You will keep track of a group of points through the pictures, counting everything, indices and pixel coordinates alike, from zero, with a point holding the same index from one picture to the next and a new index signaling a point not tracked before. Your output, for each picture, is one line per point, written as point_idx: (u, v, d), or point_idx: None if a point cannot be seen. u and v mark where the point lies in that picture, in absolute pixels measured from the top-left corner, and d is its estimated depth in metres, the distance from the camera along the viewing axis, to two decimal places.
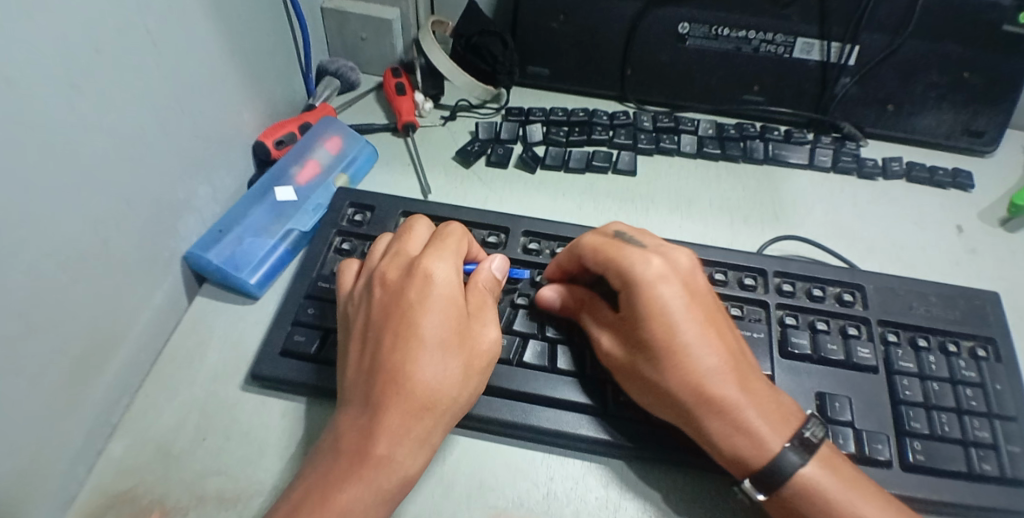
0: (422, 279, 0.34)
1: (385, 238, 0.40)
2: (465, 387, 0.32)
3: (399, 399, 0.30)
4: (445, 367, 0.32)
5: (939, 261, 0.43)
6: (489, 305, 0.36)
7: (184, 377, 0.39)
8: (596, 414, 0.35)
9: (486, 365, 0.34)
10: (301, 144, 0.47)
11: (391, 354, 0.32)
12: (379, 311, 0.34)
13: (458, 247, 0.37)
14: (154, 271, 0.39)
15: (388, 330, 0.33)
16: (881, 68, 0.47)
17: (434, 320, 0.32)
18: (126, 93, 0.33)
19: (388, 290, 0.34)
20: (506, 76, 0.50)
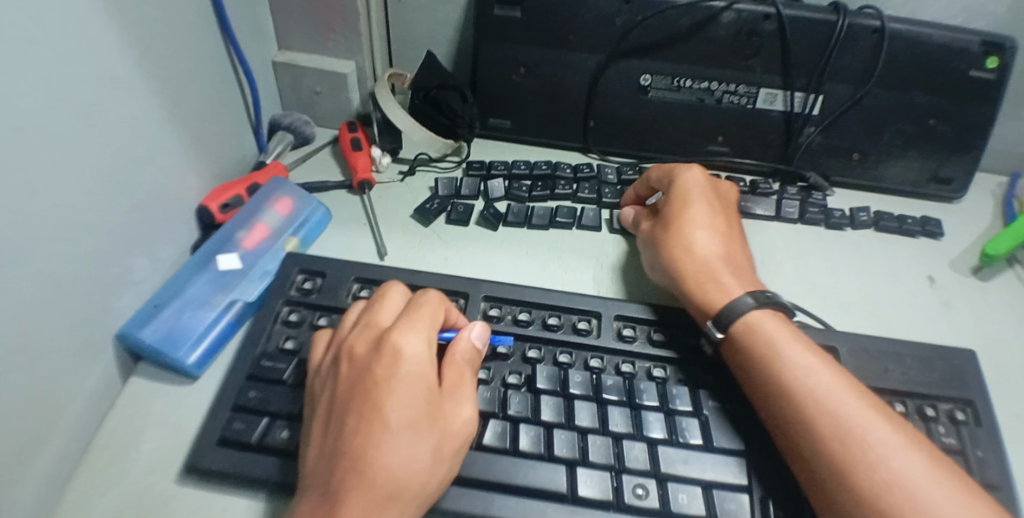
0: (391, 354, 0.32)
1: (357, 305, 0.38)
2: (434, 472, 0.30)
3: (363, 490, 0.28)
4: (413, 452, 0.29)
5: (914, 316, 0.42)
6: (463, 379, 0.33)
7: (114, 472, 0.36)
8: (563, 500, 0.33)
9: (457, 447, 0.31)
10: (248, 207, 0.44)
11: (356, 440, 0.29)
12: (344, 391, 0.31)
13: (433, 318, 0.34)
14: (86, 357, 0.36)
15: (352, 413, 0.30)
16: (845, 118, 0.46)
17: (403, 400, 0.30)
18: (62, 176, 0.31)
19: (354, 367, 0.32)
20: (467, 130, 0.48)
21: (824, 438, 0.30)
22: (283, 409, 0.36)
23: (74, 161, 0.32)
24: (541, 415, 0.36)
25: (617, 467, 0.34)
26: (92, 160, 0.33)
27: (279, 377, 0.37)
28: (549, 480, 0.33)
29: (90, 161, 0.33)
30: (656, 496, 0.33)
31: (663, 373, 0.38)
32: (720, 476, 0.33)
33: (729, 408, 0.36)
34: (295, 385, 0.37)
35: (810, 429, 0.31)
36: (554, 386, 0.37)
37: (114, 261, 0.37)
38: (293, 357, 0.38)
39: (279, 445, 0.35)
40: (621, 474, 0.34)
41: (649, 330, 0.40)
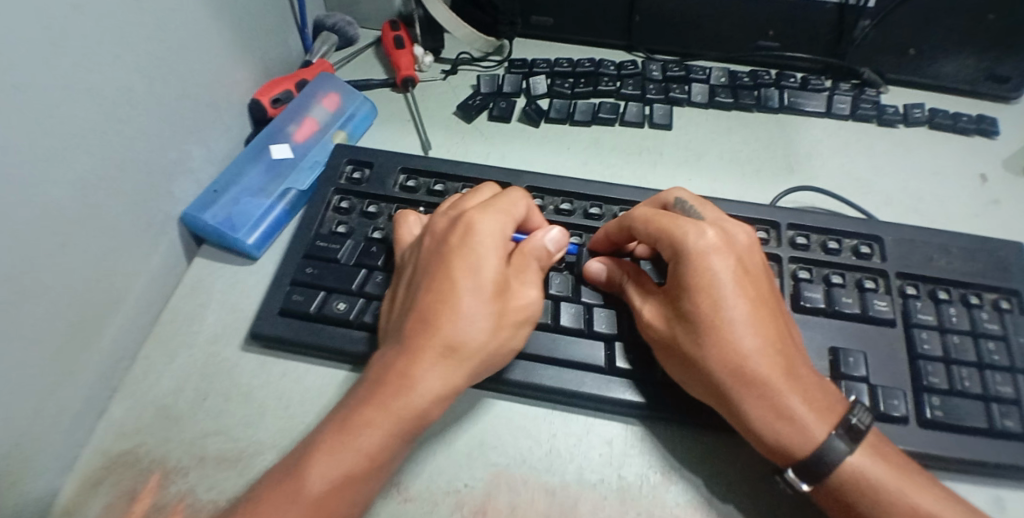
0: (465, 228, 0.32)
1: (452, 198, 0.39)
2: (496, 337, 0.31)
3: (426, 341, 0.30)
4: (476, 315, 0.30)
5: (960, 213, 0.41)
6: (532, 269, 0.34)
7: (184, 339, 0.39)
8: (600, 372, 0.35)
9: (521, 321, 0.32)
10: (297, 102, 0.45)
11: (425, 298, 0.31)
12: (422, 259, 0.33)
13: (514, 205, 0.35)
14: (149, 237, 0.38)
15: (426, 276, 0.32)
16: (906, 10, 0.44)
17: (472, 268, 0.31)
18: (114, 54, 0.32)
19: (434, 239, 0.33)
20: (508, 27, 0.48)
21: (767, 421, 0.29)
22: (338, 284, 0.38)
23: (125, 40, 0.33)
24: (581, 296, 0.37)
25: None
26: (142, 41, 0.34)
27: (334, 257, 0.39)
28: (588, 353, 0.35)
29: (141, 42, 0.34)
30: None
31: None
32: None
33: None
34: (347, 264, 0.39)
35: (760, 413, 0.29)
36: None
37: (169, 149, 0.38)
38: (345, 240, 0.40)
39: (336, 316, 0.37)
40: None
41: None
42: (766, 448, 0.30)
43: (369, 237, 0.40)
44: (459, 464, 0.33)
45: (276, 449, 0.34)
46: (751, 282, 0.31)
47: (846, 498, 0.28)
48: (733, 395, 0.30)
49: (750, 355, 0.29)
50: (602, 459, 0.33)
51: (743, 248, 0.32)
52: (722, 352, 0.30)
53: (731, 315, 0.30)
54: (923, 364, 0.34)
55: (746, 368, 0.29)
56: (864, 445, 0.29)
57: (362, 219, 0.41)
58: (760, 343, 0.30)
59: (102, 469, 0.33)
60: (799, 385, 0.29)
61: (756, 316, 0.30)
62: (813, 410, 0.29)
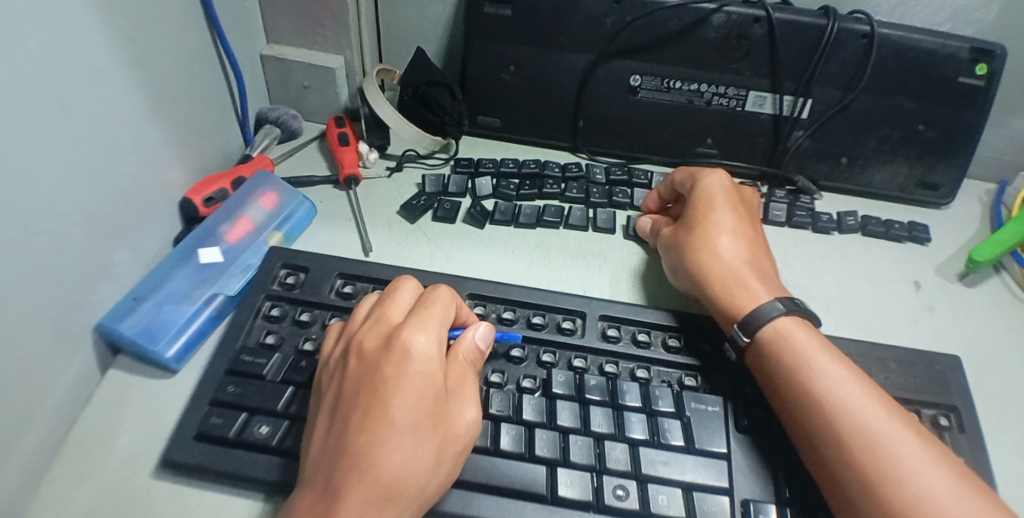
0: (400, 352, 0.30)
1: (368, 300, 0.37)
2: (435, 471, 0.29)
3: (362, 490, 0.26)
4: (416, 449, 0.28)
5: (898, 321, 0.42)
6: (467, 381, 0.32)
7: (88, 467, 0.35)
8: (540, 502, 0.33)
9: (460, 449, 0.30)
10: (232, 201, 0.44)
11: (358, 435, 0.28)
12: (350, 387, 0.30)
13: (443, 315, 0.33)
14: (62, 351, 0.35)
15: (355, 407, 0.29)
16: (833, 122, 0.46)
17: (409, 399, 0.29)
18: (36, 167, 0.30)
19: (363, 362, 0.31)
20: (455, 127, 0.48)
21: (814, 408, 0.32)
22: (261, 405, 0.36)
23: (52, 152, 0.31)
24: (522, 415, 0.35)
25: (598, 468, 0.34)
26: (71, 151, 0.33)
27: (259, 373, 0.37)
28: (528, 480, 0.33)
29: (70, 152, 0.33)
30: (636, 497, 0.32)
31: (647, 374, 0.37)
32: (701, 478, 0.33)
33: (715, 411, 0.35)
34: (274, 381, 0.37)
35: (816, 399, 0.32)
36: (537, 386, 0.37)
37: (91, 255, 0.36)
38: (273, 353, 0.38)
39: (257, 441, 0.34)
40: (603, 474, 0.33)
41: (664, 336, 0.39)
42: (814, 431, 0.31)
43: (299, 349, 0.38)
44: None
45: None
46: (762, 267, 0.39)
47: (818, 393, 0.32)
48: (796, 376, 0.33)
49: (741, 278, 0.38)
50: None
51: (757, 245, 0.40)
52: (721, 271, 0.38)
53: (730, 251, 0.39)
54: None
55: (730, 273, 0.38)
56: (912, 431, 0.30)
57: (294, 328, 0.39)
58: (734, 252, 0.39)
59: None
60: (843, 364, 0.33)
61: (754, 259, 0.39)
62: (855, 381, 0.32)
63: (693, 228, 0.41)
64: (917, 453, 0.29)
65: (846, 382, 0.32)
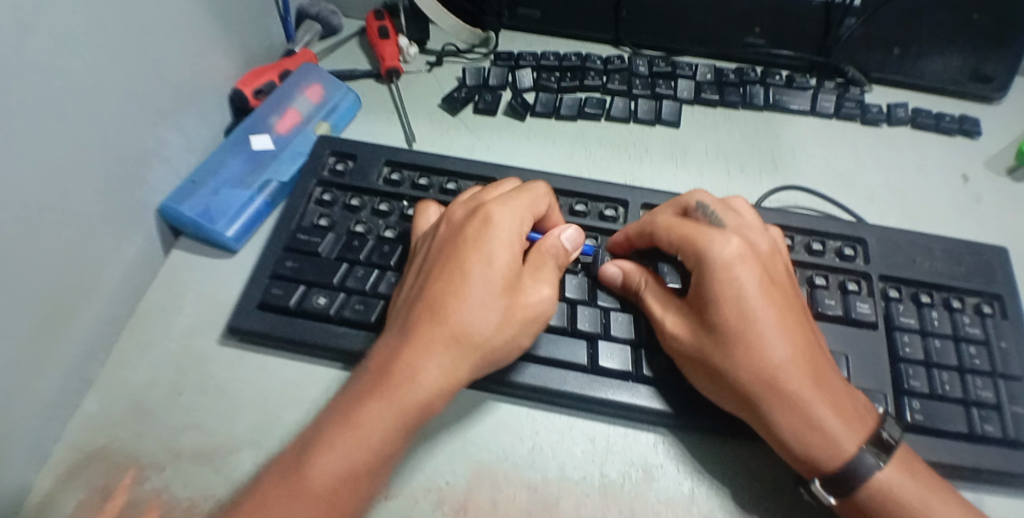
0: (481, 221, 0.32)
1: (467, 191, 0.38)
2: (503, 330, 0.30)
3: (436, 330, 0.29)
4: (486, 305, 0.30)
5: (942, 212, 0.42)
6: (545, 265, 0.33)
7: (160, 333, 0.38)
8: (584, 370, 0.35)
9: (532, 318, 0.31)
10: (280, 92, 0.44)
11: (435, 286, 0.30)
12: (436, 248, 0.33)
13: (532, 201, 0.34)
14: (126, 226, 0.37)
15: (438, 264, 0.31)
16: (890, 8, 0.44)
17: (486, 259, 0.31)
18: (86, 37, 0.31)
19: (449, 228, 0.33)
20: (494, 18, 0.49)
21: (797, 430, 0.29)
22: (319, 278, 0.37)
23: (100, 22, 0.32)
24: (565, 293, 0.37)
25: (637, 343, 0.35)
26: (118, 24, 0.33)
27: (315, 250, 0.38)
28: (570, 351, 0.35)
29: (117, 26, 0.33)
30: (672, 368, 0.34)
31: None
32: None
33: None
34: (329, 257, 0.38)
35: (795, 419, 0.29)
36: (580, 268, 0.38)
37: (146, 137, 0.37)
38: (326, 233, 0.39)
39: (316, 310, 0.36)
40: (640, 349, 0.35)
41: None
42: (790, 456, 0.30)
43: (351, 230, 0.39)
44: (441, 462, 0.33)
45: (253, 444, 0.34)
46: (779, 294, 0.31)
47: (809, 449, 0.29)
48: (776, 406, 0.29)
49: (753, 312, 0.30)
50: (584, 455, 0.33)
51: (764, 255, 0.33)
52: (731, 314, 0.30)
53: (760, 325, 0.30)
54: (905, 367, 0.33)
55: (746, 313, 0.30)
56: (892, 459, 0.29)
57: (345, 212, 0.40)
58: (755, 282, 0.30)
59: (78, 465, 0.33)
60: (829, 395, 0.29)
61: (783, 324, 0.30)
62: (842, 421, 0.29)
63: (692, 251, 0.32)
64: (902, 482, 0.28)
65: (839, 428, 0.29)
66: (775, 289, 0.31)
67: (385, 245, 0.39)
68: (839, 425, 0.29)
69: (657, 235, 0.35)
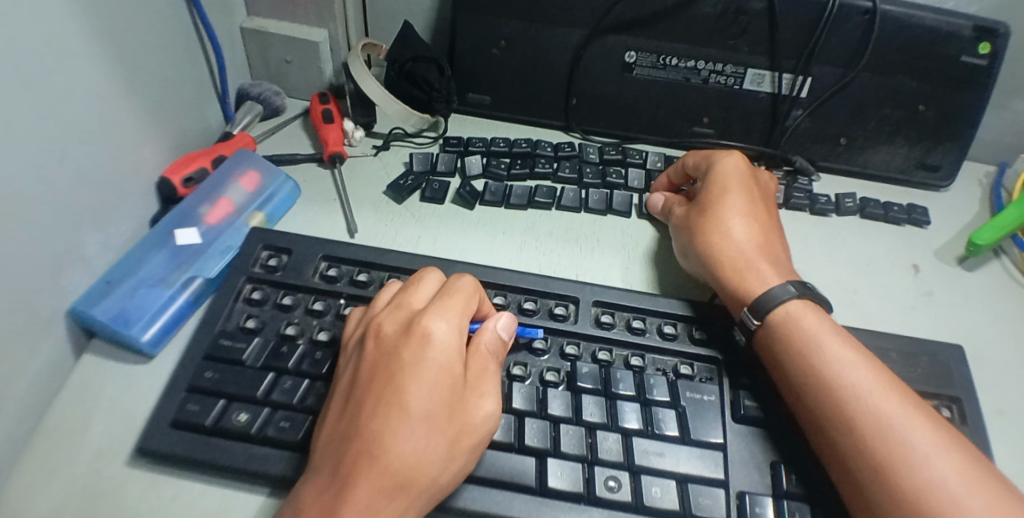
0: (419, 339, 0.30)
1: (391, 287, 0.36)
2: (448, 466, 0.27)
3: (374, 475, 0.26)
4: (429, 440, 0.27)
5: (898, 306, 0.41)
6: (489, 372, 0.31)
7: (61, 456, 0.33)
8: (532, 492, 0.31)
9: (477, 443, 0.29)
10: (212, 182, 0.42)
11: (370, 421, 0.27)
12: (367, 372, 0.29)
13: (466, 305, 0.32)
14: (30, 335, 0.33)
15: (372, 393, 0.28)
16: (832, 102, 0.45)
17: (426, 386, 0.28)
18: (4, 140, 0.29)
19: (379, 345, 0.30)
20: (443, 104, 0.47)
21: (828, 379, 0.31)
22: (241, 391, 0.34)
23: (14, 121, 0.29)
24: (511, 403, 0.33)
25: (589, 459, 0.32)
26: (34, 123, 0.31)
27: (239, 359, 0.35)
28: (517, 471, 0.31)
29: (36, 122, 0.31)
30: (629, 489, 0.30)
31: (641, 361, 0.35)
32: (696, 469, 0.31)
33: (712, 401, 0.34)
34: (253, 367, 0.35)
35: (836, 413, 0.30)
36: (527, 374, 0.35)
37: (58, 234, 0.34)
38: (252, 337, 0.36)
39: (235, 428, 0.33)
40: (595, 465, 0.31)
41: (659, 322, 0.37)
42: (840, 459, 0.29)
43: (280, 333, 0.36)
44: None
45: None
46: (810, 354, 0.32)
47: (812, 365, 0.32)
48: (785, 337, 0.33)
49: (738, 242, 0.38)
50: None
51: (754, 194, 0.40)
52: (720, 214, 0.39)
53: (735, 224, 0.38)
54: None
55: (723, 216, 0.39)
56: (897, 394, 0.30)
57: (276, 312, 0.37)
58: (738, 203, 0.39)
59: None
60: (843, 341, 0.33)
61: (759, 232, 0.38)
62: (855, 354, 0.32)
63: (709, 185, 0.41)
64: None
65: (840, 351, 0.32)
66: (768, 237, 0.38)
67: (317, 350, 0.36)
68: (829, 337, 0.33)
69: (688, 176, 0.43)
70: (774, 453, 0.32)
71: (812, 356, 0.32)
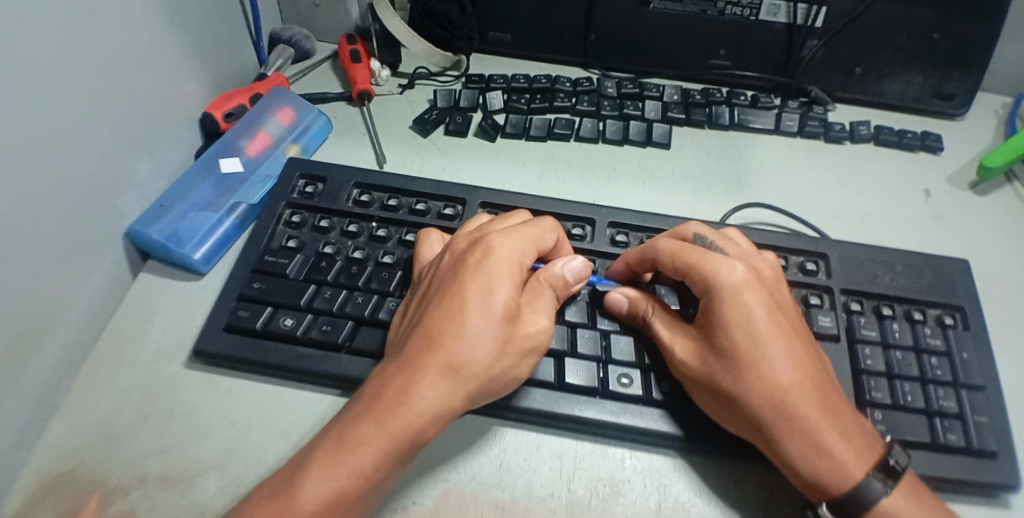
0: (484, 250, 0.31)
1: (480, 219, 0.37)
2: (497, 360, 0.29)
3: (430, 356, 0.28)
4: (482, 335, 0.28)
5: (907, 228, 0.42)
6: (545, 296, 0.32)
7: (127, 355, 0.37)
8: (552, 387, 0.34)
9: (525, 349, 0.30)
10: (250, 116, 0.45)
11: (435, 313, 0.29)
12: (439, 275, 0.31)
13: (537, 233, 0.33)
14: (93, 250, 0.37)
15: (440, 290, 0.30)
16: (849, 31, 0.46)
17: (488, 289, 0.29)
18: (63, 66, 0.32)
19: (453, 256, 0.32)
20: (466, 42, 0.48)
21: (809, 476, 0.29)
22: (286, 299, 0.37)
23: (70, 53, 0.32)
24: None
25: (604, 359, 0.35)
26: (86, 56, 0.33)
27: (283, 272, 0.38)
28: (538, 368, 0.35)
29: (92, 52, 0.34)
30: (640, 384, 0.34)
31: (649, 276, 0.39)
32: None
33: None
34: (296, 279, 0.38)
35: (789, 427, 0.29)
36: None
37: (114, 163, 0.38)
38: (294, 254, 0.39)
39: (282, 332, 0.36)
40: (609, 364, 0.35)
41: None
42: (799, 479, 0.30)
43: (319, 252, 0.39)
44: (411, 480, 0.32)
45: (220, 467, 0.33)
46: (784, 323, 0.31)
47: (817, 474, 0.29)
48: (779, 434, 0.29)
49: (767, 362, 0.30)
50: (552, 473, 0.33)
51: (772, 279, 0.33)
52: (743, 340, 0.30)
53: (765, 346, 0.30)
54: (867, 379, 0.33)
55: (744, 337, 0.30)
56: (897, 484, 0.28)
57: (314, 234, 0.40)
58: (754, 305, 0.30)
59: (39, 494, 0.31)
60: (841, 427, 0.29)
61: (790, 350, 0.30)
62: (851, 448, 0.29)
63: (704, 277, 0.32)
64: (840, 496, 0.28)
65: (844, 453, 0.28)
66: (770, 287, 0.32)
67: (353, 265, 0.39)
68: (800, 375, 0.30)
69: (660, 264, 0.35)
70: None
71: (788, 407, 0.29)
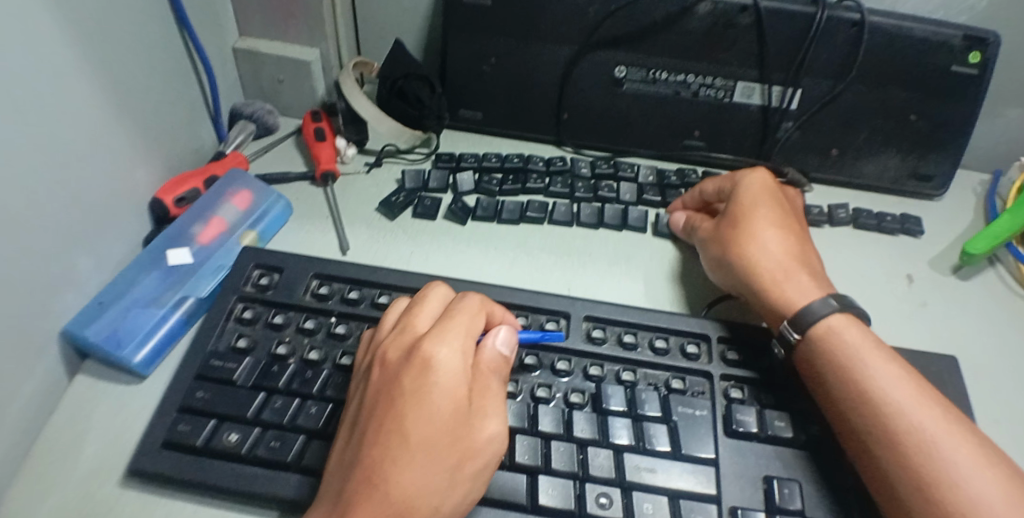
0: (420, 366, 0.28)
1: (399, 306, 0.35)
2: (450, 494, 0.26)
3: (371, 507, 0.24)
4: (428, 470, 0.26)
5: (893, 317, 0.40)
6: (492, 391, 0.29)
7: (54, 476, 0.33)
8: (525, 511, 0.31)
9: (479, 467, 0.28)
10: (203, 201, 0.43)
11: (372, 450, 0.26)
12: (372, 398, 0.28)
13: (470, 324, 0.30)
14: (25, 357, 0.33)
15: (375, 420, 0.27)
16: (824, 112, 0.45)
17: (429, 414, 0.27)
18: (3, 163, 0.29)
19: (383, 373, 0.29)
20: (434, 121, 0.47)
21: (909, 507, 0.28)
22: (231, 412, 0.34)
23: (10, 149, 0.29)
24: None
25: (581, 476, 0.32)
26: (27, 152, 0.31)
27: (230, 378, 0.35)
28: (508, 489, 0.31)
29: (35, 150, 0.31)
30: (620, 506, 0.30)
31: (633, 376, 0.35)
32: (687, 485, 0.31)
33: (704, 415, 0.33)
34: (244, 386, 0.35)
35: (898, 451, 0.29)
36: (518, 390, 0.34)
37: (53, 259, 0.34)
38: (243, 357, 0.36)
39: (225, 449, 0.32)
40: (586, 482, 0.31)
41: (651, 336, 0.37)
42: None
43: (272, 353, 0.36)
44: None
45: None
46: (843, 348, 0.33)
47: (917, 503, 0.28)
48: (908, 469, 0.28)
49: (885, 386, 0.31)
50: None
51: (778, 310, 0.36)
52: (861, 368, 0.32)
53: (867, 371, 0.32)
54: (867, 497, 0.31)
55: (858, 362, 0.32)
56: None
57: (267, 331, 0.37)
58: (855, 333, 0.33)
59: None
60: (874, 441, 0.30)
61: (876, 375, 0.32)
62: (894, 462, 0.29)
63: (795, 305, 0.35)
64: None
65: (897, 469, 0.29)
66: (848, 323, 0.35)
67: (307, 370, 0.35)
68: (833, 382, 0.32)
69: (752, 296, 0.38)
70: (758, 471, 0.32)
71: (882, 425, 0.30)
